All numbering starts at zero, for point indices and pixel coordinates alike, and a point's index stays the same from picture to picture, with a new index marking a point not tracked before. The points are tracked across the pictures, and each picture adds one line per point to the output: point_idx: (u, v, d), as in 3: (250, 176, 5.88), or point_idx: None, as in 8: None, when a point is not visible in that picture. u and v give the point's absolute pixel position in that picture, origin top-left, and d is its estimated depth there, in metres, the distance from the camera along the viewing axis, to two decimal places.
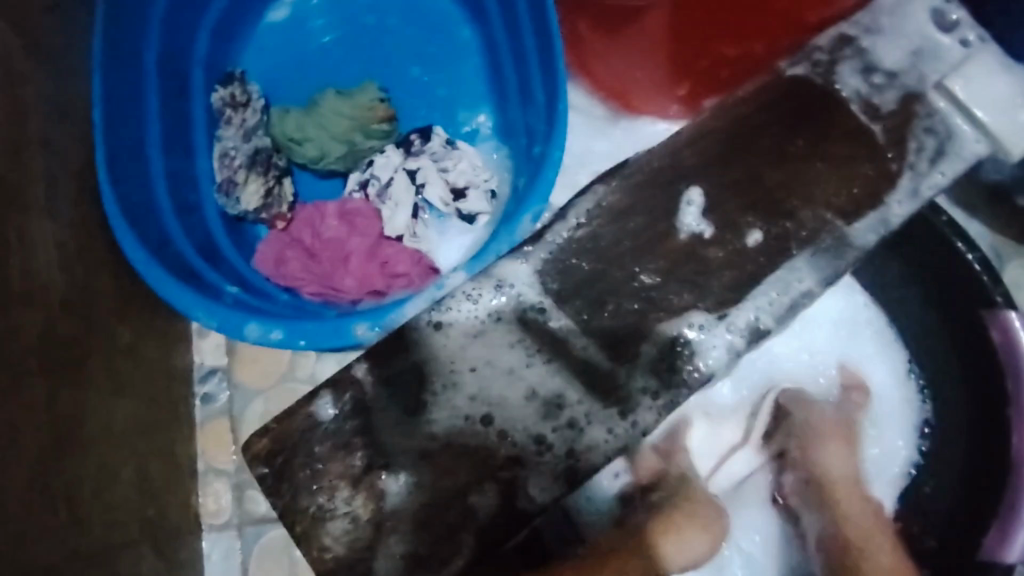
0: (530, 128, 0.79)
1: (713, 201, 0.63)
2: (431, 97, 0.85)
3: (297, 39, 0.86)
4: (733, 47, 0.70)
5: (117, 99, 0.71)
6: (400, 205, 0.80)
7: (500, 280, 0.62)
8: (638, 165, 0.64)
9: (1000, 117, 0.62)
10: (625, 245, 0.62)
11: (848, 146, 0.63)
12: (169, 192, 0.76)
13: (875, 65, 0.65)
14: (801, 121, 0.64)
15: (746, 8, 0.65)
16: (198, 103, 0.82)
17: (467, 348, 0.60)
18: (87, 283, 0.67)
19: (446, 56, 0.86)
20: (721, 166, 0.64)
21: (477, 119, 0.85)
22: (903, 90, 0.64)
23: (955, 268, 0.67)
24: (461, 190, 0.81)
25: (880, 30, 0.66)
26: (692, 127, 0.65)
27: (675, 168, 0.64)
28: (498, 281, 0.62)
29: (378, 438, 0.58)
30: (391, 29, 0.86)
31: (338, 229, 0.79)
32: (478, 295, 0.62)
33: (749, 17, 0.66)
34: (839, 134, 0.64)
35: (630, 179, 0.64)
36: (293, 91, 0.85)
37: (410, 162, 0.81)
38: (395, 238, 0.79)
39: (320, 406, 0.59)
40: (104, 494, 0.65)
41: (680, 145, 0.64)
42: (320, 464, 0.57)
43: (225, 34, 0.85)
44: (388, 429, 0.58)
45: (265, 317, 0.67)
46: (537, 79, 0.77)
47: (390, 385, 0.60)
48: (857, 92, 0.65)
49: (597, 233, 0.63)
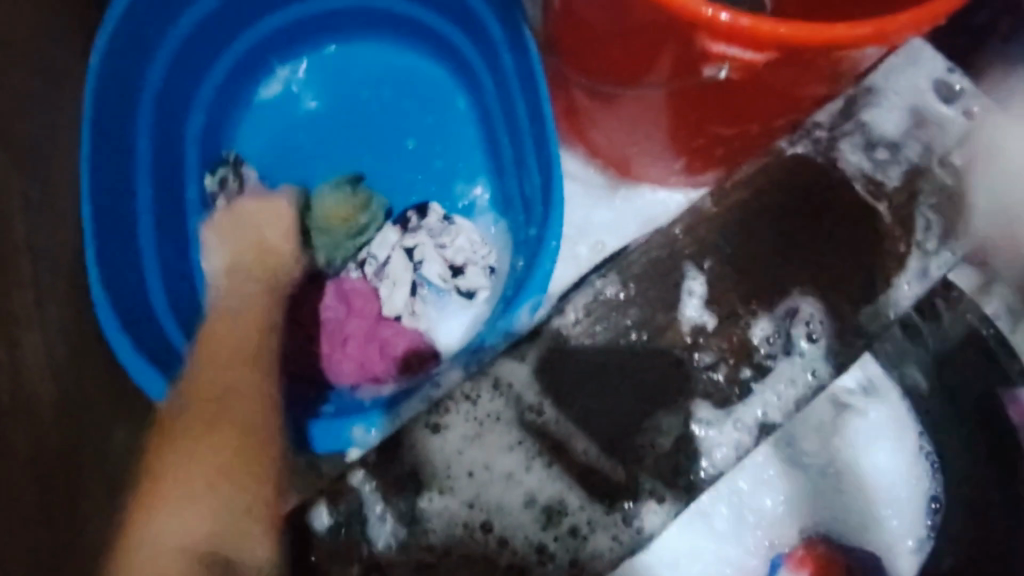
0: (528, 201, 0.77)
1: (714, 292, 0.61)
2: (428, 169, 0.84)
3: (291, 115, 0.85)
4: (730, 128, 0.68)
5: (107, 195, 0.71)
6: (397, 284, 0.79)
7: (497, 378, 0.59)
8: (638, 255, 0.63)
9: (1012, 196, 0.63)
10: (624, 341, 0.60)
11: (850, 229, 0.62)
12: (163, 287, 0.75)
13: (877, 140, 0.64)
14: (801, 203, 0.62)
15: (740, 96, 0.63)
16: (192, 186, 0.81)
17: (465, 452, 0.57)
18: (81, 385, 0.67)
19: (441, 127, 0.85)
20: (720, 254, 0.62)
21: (474, 191, 0.83)
22: (908, 165, 0.63)
23: (968, 343, 0.70)
24: (460, 267, 0.80)
25: (879, 100, 0.65)
26: (692, 213, 0.63)
27: (674, 257, 0.62)
28: (496, 379, 0.59)
29: (373, 550, 0.55)
30: (385, 103, 0.85)
31: (336, 309, 0.78)
32: (476, 395, 0.59)
33: (746, 103, 0.64)
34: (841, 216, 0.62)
35: (629, 270, 0.62)
36: (287, 168, 0.84)
37: (407, 240, 0.80)
38: (394, 318, 0.79)
39: (318, 515, 0.56)
40: None
41: (677, 232, 0.62)
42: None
43: (218, 114, 0.83)
44: (383, 539, 0.56)
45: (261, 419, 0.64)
46: (532, 153, 0.75)
47: (387, 493, 0.56)
48: (860, 170, 0.63)
49: (594, 330, 0.61)
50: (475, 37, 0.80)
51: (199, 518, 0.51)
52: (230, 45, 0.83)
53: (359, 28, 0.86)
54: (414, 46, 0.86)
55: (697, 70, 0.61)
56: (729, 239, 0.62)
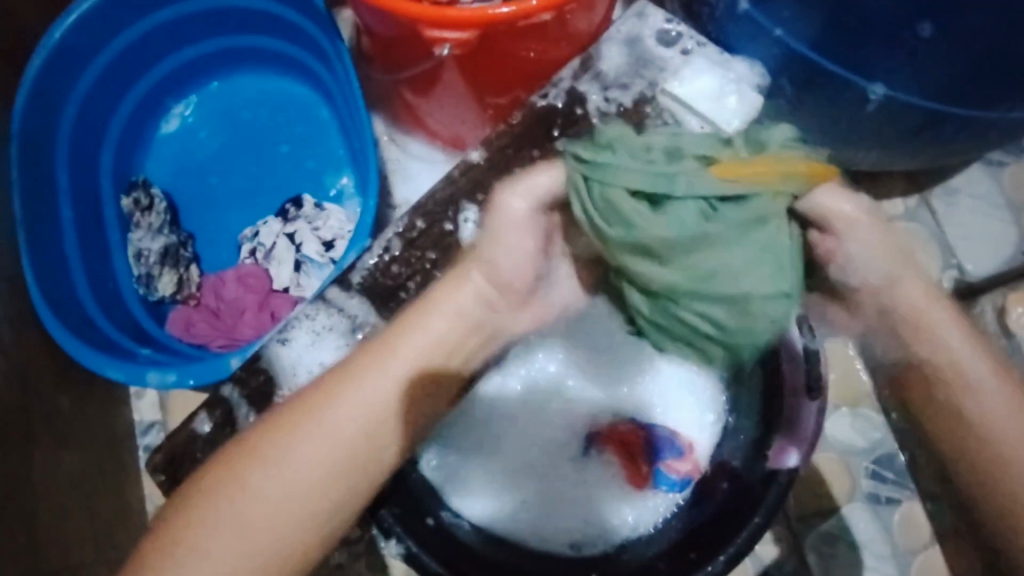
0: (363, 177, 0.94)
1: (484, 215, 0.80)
2: (301, 169, 1.03)
3: (187, 144, 1.05)
4: (501, 95, 0.89)
5: (37, 217, 0.89)
6: (282, 263, 0.97)
7: (330, 302, 0.77)
8: (430, 196, 0.81)
9: (719, 113, 0.81)
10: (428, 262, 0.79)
11: None
12: (90, 290, 0.93)
13: (609, 82, 0.82)
14: (543, 138, 0.81)
15: (485, 58, 0.82)
16: (110, 207, 0.99)
17: (303, 356, 0.76)
18: (29, 368, 0.84)
19: (309, 133, 1.04)
20: (484, 189, 0.80)
21: (340, 181, 1.01)
22: (637, 95, 0.81)
23: None
24: (331, 242, 0.98)
25: (602, 50, 0.83)
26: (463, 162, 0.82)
27: (451, 195, 0.80)
28: (328, 303, 0.77)
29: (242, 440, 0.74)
30: (264, 121, 1.05)
31: (235, 290, 0.96)
32: (315, 314, 0.77)
33: (492, 65, 0.84)
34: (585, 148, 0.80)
35: (421, 207, 0.81)
36: (189, 182, 1.03)
37: (288, 227, 0.98)
38: (282, 290, 0.96)
39: (199, 423, 0.75)
40: (56, 524, 0.83)
41: (455, 175, 0.81)
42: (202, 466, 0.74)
43: (128, 145, 1.03)
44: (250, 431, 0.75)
45: (161, 366, 0.84)
46: (357, 137, 0.92)
47: (252, 399, 0.75)
48: (598, 109, 0.81)
49: (397, 257, 0.79)
50: (318, 54, 0.98)
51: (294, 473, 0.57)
52: (134, 86, 1.02)
53: (238, 64, 1.06)
54: (282, 72, 1.05)
55: (433, 48, 0.80)
56: (492, 175, 0.81)
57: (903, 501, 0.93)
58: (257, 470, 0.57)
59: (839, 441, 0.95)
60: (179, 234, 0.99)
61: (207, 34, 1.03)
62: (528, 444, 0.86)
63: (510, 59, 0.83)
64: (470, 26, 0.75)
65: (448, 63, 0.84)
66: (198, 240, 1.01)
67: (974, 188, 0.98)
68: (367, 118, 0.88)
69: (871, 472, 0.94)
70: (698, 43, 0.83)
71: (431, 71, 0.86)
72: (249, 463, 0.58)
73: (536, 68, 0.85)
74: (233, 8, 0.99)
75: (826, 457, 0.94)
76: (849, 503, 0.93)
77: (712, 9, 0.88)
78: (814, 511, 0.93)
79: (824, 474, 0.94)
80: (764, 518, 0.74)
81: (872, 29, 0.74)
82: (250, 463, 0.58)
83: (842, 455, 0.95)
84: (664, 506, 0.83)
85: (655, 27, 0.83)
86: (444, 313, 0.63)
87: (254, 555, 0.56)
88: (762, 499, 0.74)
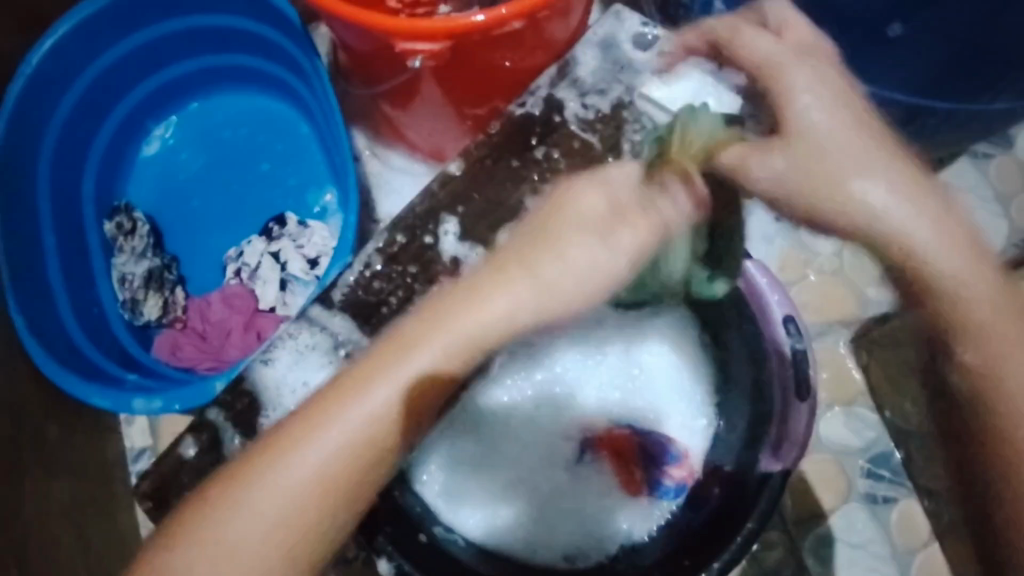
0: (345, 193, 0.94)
1: (465, 226, 0.79)
2: (285, 186, 1.02)
3: (169, 166, 1.04)
4: (480, 106, 0.89)
5: (19, 244, 0.88)
6: (267, 282, 0.96)
7: (312, 319, 0.76)
8: (410, 208, 0.80)
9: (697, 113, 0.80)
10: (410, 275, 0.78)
11: (576, 161, 0.79)
12: (75, 316, 0.92)
13: (586, 88, 0.81)
14: (522, 146, 0.80)
15: (461, 69, 0.82)
16: (93, 232, 0.99)
17: (287, 376, 0.75)
18: (14, 397, 0.84)
19: (291, 150, 1.03)
20: (465, 201, 0.80)
21: (324, 197, 1.01)
22: (615, 100, 0.81)
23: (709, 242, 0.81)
24: (315, 259, 0.97)
25: (578, 57, 0.82)
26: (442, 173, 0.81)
27: (432, 207, 0.80)
28: (310, 321, 0.76)
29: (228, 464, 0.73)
30: (245, 140, 1.04)
31: (221, 311, 0.96)
32: (297, 333, 0.76)
33: (469, 75, 0.83)
34: (564, 155, 0.79)
35: (401, 220, 0.80)
36: (172, 205, 1.03)
37: (272, 246, 0.98)
38: (268, 309, 0.96)
39: (184, 447, 0.74)
40: (46, 555, 0.82)
41: (435, 187, 0.80)
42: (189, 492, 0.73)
43: (110, 169, 1.02)
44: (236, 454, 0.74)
45: (147, 392, 0.83)
46: (338, 152, 0.92)
47: (237, 422, 0.74)
48: (576, 115, 0.80)
49: (378, 272, 0.78)
50: (296, 71, 0.98)
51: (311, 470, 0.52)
52: (114, 109, 1.01)
53: (218, 83, 1.06)
54: (261, 90, 1.05)
55: (408, 60, 0.79)
56: (472, 187, 0.80)
57: (899, 501, 0.92)
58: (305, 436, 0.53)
59: (834, 441, 0.94)
60: (163, 257, 0.99)
61: (185, 55, 1.03)
62: (520, 456, 0.85)
63: (486, 69, 0.83)
64: (442, 37, 0.74)
65: (423, 75, 0.83)
66: (182, 262, 1.00)
67: (962, 179, 0.97)
68: (345, 133, 0.88)
69: (866, 472, 0.93)
70: (676, 45, 0.83)
71: (408, 83, 0.86)
72: (323, 417, 0.53)
73: (513, 78, 0.85)
74: (210, 27, 0.99)
75: (820, 459, 0.93)
76: (845, 504, 0.92)
77: (688, 12, 0.87)
78: (809, 514, 0.92)
79: (820, 476, 0.93)
80: (758, 523, 0.73)
81: (846, 25, 0.73)
82: (328, 415, 0.53)
83: (837, 456, 0.93)
84: (659, 514, 0.82)
85: (632, 30, 0.83)
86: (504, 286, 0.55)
87: (263, 553, 0.52)
88: (754, 503, 0.73)
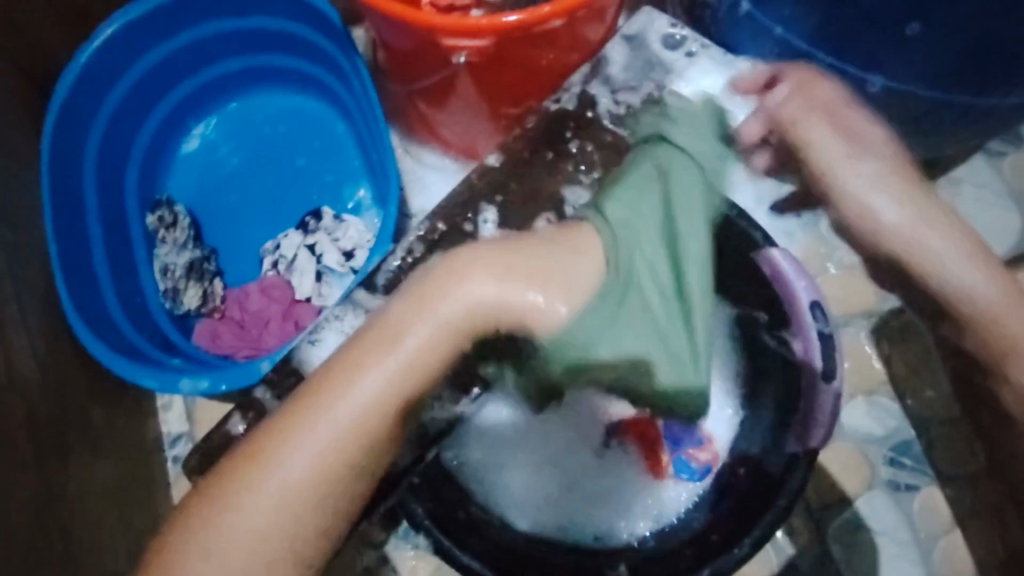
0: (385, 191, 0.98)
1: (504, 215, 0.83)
2: (321, 182, 1.06)
3: (209, 163, 1.08)
4: (513, 105, 0.93)
5: (67, 234, 0.92)
6: (304, 273, 1.00)
7: (358, 305, 0.79)
8: (449, 198, 0.83)
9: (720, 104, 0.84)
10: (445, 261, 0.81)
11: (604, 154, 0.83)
12: (119, 303, 0.95)
13: (617, 85, 0.85)
14: (555, 138, 0.84)
15: (498, 66, 0.85)
16: (135, 224, 1.02)
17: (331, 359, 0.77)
18: (62, 379, 0.87)
19: (327, 148, 1.07)
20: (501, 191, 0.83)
21: (359, 193, 1.04)
22: (645, 96, 0.84)
23: None
24: (350, 252, 1.01)
25: (608, 58, 0.86)
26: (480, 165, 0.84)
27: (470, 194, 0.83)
28: (356, 305, 0.79)
29: None
30: (282, 138, 1.08)
31: (260, 301, 0.99)
32: (343, 316, 0.79)
33: (505, 72, 0.86)
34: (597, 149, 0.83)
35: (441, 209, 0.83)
36: (212, 199, 1.06)
37: (308, 239, 1.01)
38: (305, 300, 0.99)
39: (233, 424, 0.77)
40: (91, 534, 0.84)
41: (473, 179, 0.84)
42: None
43: (151, 165, 1.06)
44: None
45: (193, 373, 0.85)
46: (379, 149, 0.95)
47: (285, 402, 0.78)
48: (608, 110, 0.84)
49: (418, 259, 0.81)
50: (334, 71, 1.02)
51: (300, 471, 0.52)
52: (157, 106, 1.05)
53: (257, 83, 1.10)
54: (298, 90, 1.09)
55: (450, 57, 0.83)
56: (509, 177, 0.83)
57: (922, 488, 0.95)
58: (287, 433, 0.52)
59: (857, 430, 0.97)
60: (203, 249, 1.02)
61: (226, 55, 1.07)
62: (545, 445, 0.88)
63: (524, 65, 0.86)
64: (483, 34, 0.78)
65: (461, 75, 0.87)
66: (220, 254, 1.03)
67: (976, 176, 1.01)
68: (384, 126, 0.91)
69: (889, 459, 0.96)
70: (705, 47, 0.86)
71: (445, 79, 0.89)
72: (310, 412, 0.53)
73: (548, 76, 0.89)
74: (250, 28, 1.03)
75: (845, 447, 0.96)
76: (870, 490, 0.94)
77: (714, 15, 0.91)
78: (832, 500, 0.95)
79: (843, 463, 0.96)
80: (787, 502, 0.75)
81: (865, 24, 0.77)
82: (312, 411, 0.53)
83: (860, 444, 0.96)
84: (687, 494, 0.86)
85: (660, 31, 0.86)
86: (490, 267, 0.57)
87: (264, 554, 0.51)
88: (783, 482, 0.76)
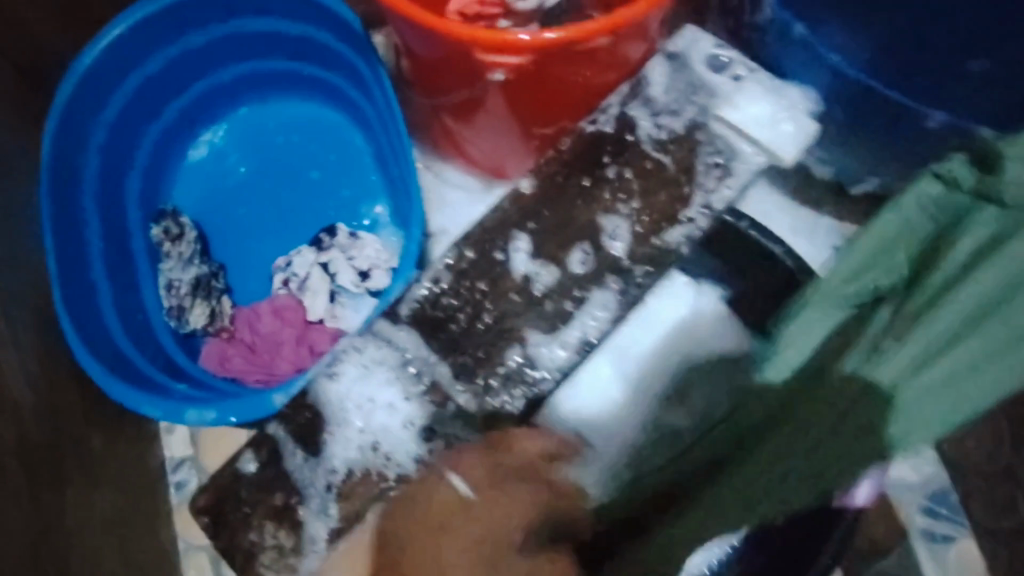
0: (406, 207, 0.92)
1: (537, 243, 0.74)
2: (337, 198, 1.01)
3: (218, 172, 1.03)
4: (546, 126, 0.87)
5: (67, 246, 0.86)
6: (317, 293, 0.94)
7: (385, 335, 0.72)
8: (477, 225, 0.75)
9: (771, 133, 0.76)
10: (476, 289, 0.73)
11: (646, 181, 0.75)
12: (120, 321, 0.89)
13: (658, 107, 0.78)
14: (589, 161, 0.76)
15: (532, 83, 0.80)
16: (139, 236, 0.96)
17: (351, 389, 0.71)
18: (59, 403, 0.81)
19: (342, 161, 1.02)
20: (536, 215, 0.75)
21: (376, 210, 0.99)
22: (689, 120, 0.77)
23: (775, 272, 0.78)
24: (367, 271, 0.95)
25: (649, 78, 0.79)
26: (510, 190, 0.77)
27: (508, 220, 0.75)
28: (382, 335, 0.72)
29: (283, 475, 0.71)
30: (296, 150, 1.03)
31: (271, 323, 0.94)
32: (365, 346, 0.72)
33: (540, 90, 0.81)
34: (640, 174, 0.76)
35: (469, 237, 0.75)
36: (220, 211, 1.01)
37: (322, 256, 0.96)
38: (318, 322, 0.94)
39: (245, 461, 0.72)
40: (89, 570, 0.79)
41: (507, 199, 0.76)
42: (246, 507, 0.72)
43: (157, 174, 1.00)
44: (295, 464, 0.70)
45: (199, 403, 0.79)
46: (401, 168, 0.91)
47: (299, 434, 0.71)
48: (649, 136, 0.76)
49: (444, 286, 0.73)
50: (355, 81, 0.96)
51: None
52: (164, 111, 0.99)
53: (269, 89, 1.04)
54: (314, 99, 1.04)
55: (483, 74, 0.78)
56: (544, 203, 0.75)
57: (958, 539, 0.91)
58: None
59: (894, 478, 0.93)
60: (210, 264, 0.97)
61: (238, 59, 1.01)
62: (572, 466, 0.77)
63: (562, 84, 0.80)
64: (523, 51, 0.73)
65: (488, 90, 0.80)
66: (228, 270, 0.99)
67: None
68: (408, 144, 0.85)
69: (923, 508, 0.92)
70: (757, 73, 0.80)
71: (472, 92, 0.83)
72: None
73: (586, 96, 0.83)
74: (267, 31, 0.97)
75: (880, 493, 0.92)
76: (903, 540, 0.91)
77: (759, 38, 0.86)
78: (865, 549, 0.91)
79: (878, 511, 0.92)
80: None
81: None
82: None
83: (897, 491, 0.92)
84: None
85: (705, 51, 0.80)
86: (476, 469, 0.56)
87: None
88: None
